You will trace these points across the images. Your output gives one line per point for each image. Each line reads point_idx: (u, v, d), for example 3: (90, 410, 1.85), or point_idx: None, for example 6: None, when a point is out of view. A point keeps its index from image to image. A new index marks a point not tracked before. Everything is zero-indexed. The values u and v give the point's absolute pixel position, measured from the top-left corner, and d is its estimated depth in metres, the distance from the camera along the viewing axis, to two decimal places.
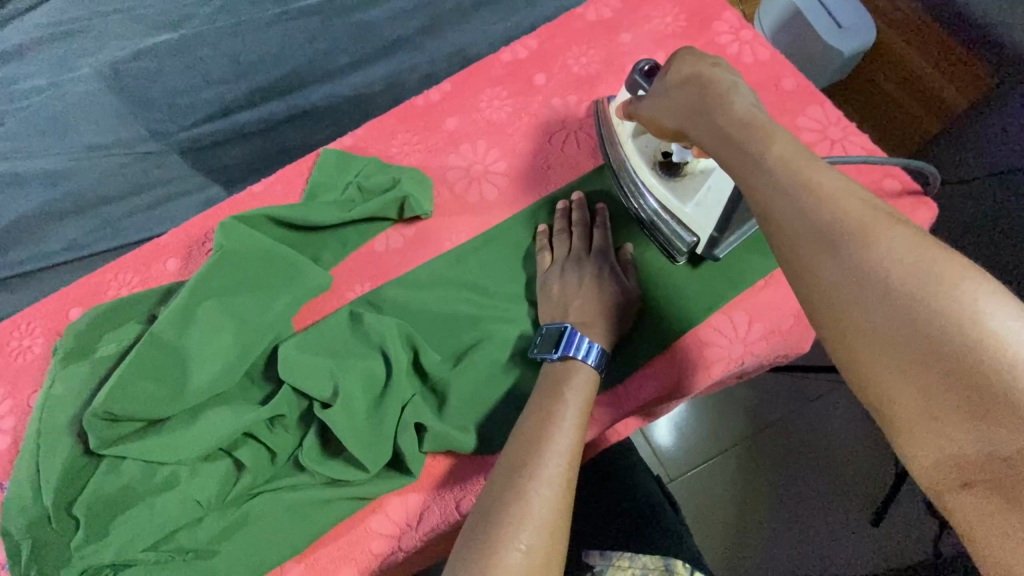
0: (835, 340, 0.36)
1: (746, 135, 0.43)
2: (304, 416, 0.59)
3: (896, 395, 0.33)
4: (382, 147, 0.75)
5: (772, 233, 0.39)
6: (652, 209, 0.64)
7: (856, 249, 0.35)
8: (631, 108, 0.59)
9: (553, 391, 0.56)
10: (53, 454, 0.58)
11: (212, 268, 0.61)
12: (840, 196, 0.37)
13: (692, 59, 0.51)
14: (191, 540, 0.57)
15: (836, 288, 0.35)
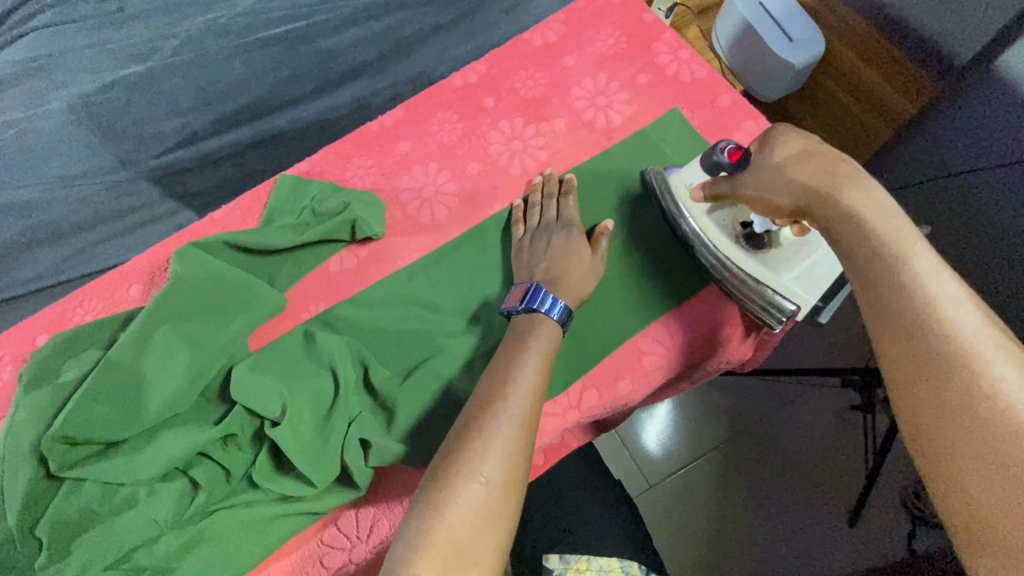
0: (918, 430, 0.41)
1: (881, 239, 0.47)
2: (257, 435, 0.62)
3: (979, 508, 0.37)
4: (338, 171, 0.78)
5: (889, 334, 0.44)
6: (747, 278, 0.65)
7: (964, 360, 0.40)
8: (725, 187, 0.61)
9: (519, 345, 0.60)
10: (16, 479, 0.60)
11: (166, 292, 0.63)
12: (964, 323, 0.42)
13: (806, 140, 0.55)
14: (149, 558, 0.59)
15: (942, 401, 0.40)
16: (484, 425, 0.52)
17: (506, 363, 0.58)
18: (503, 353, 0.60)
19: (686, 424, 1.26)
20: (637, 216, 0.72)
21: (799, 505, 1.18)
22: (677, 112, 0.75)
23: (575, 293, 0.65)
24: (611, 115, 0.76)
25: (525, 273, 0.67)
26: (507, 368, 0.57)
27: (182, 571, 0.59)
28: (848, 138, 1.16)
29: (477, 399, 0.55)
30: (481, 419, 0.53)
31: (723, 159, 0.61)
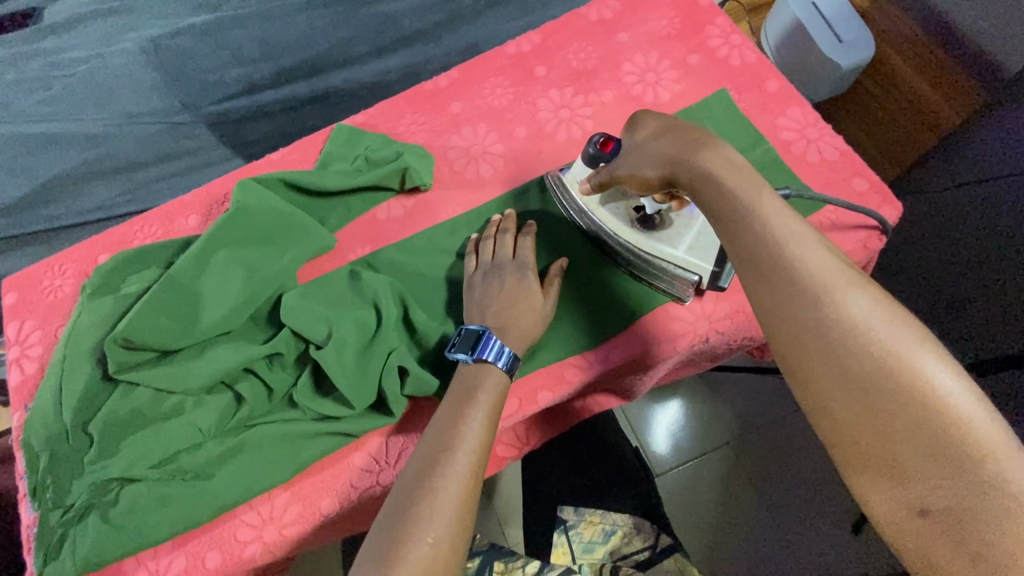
0: (808, 385, 0.43)
1: (739, 194, 0.49)
2: (301, 357, 0.65)
3: (864, 445, 0.40)
4: (391, 125, 0.81)
5: (770, 301, 0.46)
6: (650, 256, 0.67)
7: (827, 298, 0.43)
8: (604, 174, 0.63)
9: (468, 395, 0.58)
10: (76, 377, 0.65)
11: (228, 219, 0.68)
12: (825, 270, 0.45)
13: (664, 119, 0.59)
14: (190, 462, 0.63)
15: (826, 355, 0.42)
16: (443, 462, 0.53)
17: (455, 400, 0.58)
18: (455, 387, 0.60)
19: (698, 420, 1.33)
20: None
21: (804, 507, 1.23)
22: (725, 93, 0.76)
23: (524, 334, 0.64)
24: (659, 91, 0.78)
25: (473, 313, 0.66)
26: (459, 404, 0.58)
27: (220, 477, 0.62)
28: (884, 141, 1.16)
29: (430, 439, 0.56)
30: (424, 479, 0.52)
31: (597, 150, 0.65)
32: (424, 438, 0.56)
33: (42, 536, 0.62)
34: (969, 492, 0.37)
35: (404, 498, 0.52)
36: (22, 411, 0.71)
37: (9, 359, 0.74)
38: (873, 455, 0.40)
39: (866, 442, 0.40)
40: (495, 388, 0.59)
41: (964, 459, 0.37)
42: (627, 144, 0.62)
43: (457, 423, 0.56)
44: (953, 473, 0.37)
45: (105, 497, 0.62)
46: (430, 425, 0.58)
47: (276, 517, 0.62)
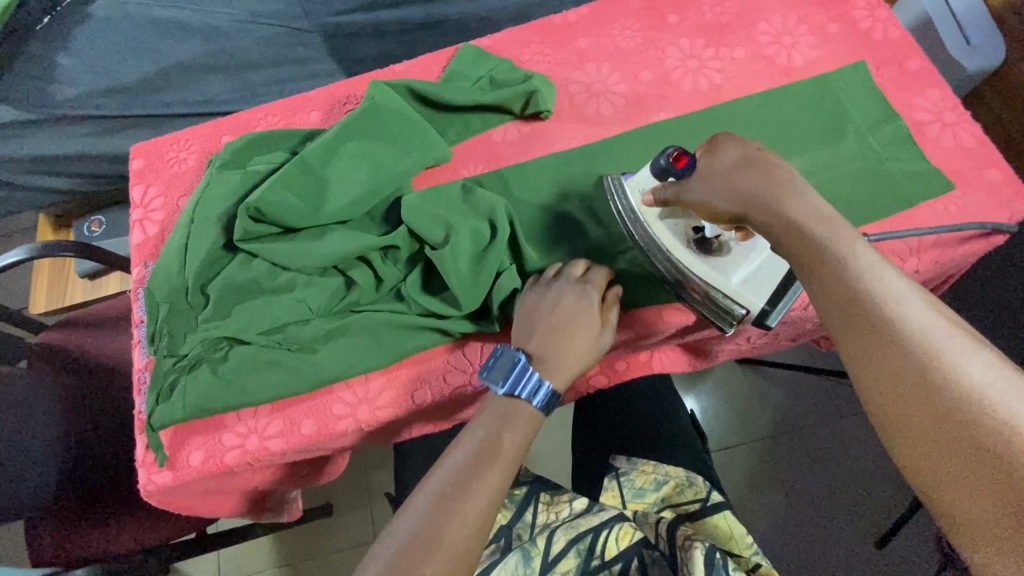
0: (901, 437, 0.38)
1: (821, 231, 0.45)
2: (413, 257, 0.68)
3: (968, 508, 0.34)
4: (516, 52, 0.82)
5: (854, 348, 0.41)
6: (703, 284, 0.63)
7: (909, 330, 0.39)
8: (671, 193, 0.58)
9: (490, 436, 0.55)
10: (202, 239, 0.68)
11: (360, 115, 0.70)
12: (917, 314, 0.39)
13: (746, 149, 0.53)
14: (297, 335, 0.66)
15: (920, 402, 0.37)
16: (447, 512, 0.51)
17: (475, 441, 0.55)
18: (483, 424, 0.57)
19: (738, 410, 1.35)
20: (809, 148, 0.71)
21: (831, 511, 1.25)
22: (864, 65, 0.74)
23: (573, 367, 0.60)
24: (794, 54, 0.77)
25: (523, 329, 0.62)
26: (480, 449, 0.55)
27: (323, 353, 0.66)
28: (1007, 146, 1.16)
29: (441, 482, 0.53)
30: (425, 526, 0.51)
31: (669, 164, 0.59)
32: (443, 463, 0.55)
33: (155, 379, 0.66)
34: None
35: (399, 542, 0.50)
36: (142, 268, 0.75)
37: (132, 219, 0.79)
38: (979, 519, 0.33)
39: (976, 508, 0.33)
40: (526, 425, 0.57)
41: None
42: (698, 164, 0.57)
43: (470, 471, 0.53)
44: None
45: (215, 353, 0.66)
46: (442, 461, 0.55)
47: (371, 397, 0.66)
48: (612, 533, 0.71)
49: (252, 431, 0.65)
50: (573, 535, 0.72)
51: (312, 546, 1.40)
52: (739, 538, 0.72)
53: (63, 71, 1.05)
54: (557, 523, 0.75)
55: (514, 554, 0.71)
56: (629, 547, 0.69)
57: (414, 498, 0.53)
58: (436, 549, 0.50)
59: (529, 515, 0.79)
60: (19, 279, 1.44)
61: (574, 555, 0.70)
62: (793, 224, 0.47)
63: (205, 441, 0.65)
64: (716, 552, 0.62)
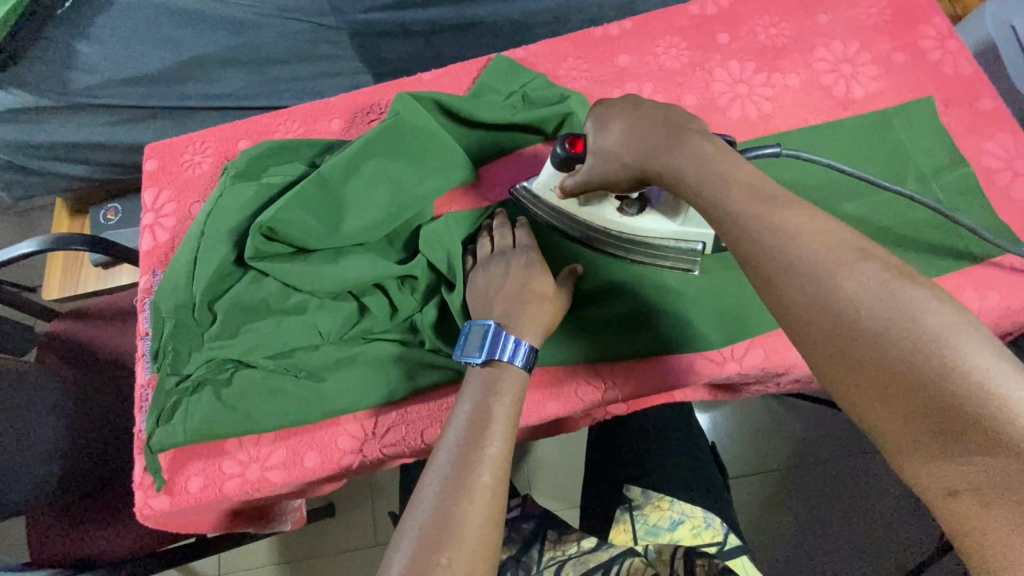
0: (818, 360, 0.39)
1: (704, 178, 0.46)
2: (431, 286, 0.65)
3: (881, 414, 0.36)
4: (551, 66, 0.77)
5: (764, 286, 0.42)
6: (647, 243, 0.63)
7: (811, 267, 0.40)
8: (574, 183, 0.56)
9: (472, 450, 0.50)
10: (212, 254, 0.65)
11: (383, 130, 0.66)
12: (807, 239, 0.40)
13: (629, 115, 0.52)
14: (306, 361, 0.63)
15: (828, 323, 0.38)
16: (442, 538, 0.46)
17: (454, 449, 0.51)
18: (460, 425, 0.52)
19: (756, 440, 1.30)
20: (867, 192, 0.65)
21: (847, 550, 1.20)
22: (931, 102, 0.68)
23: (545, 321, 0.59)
24: (853, 85, 0.71)
25: (483, 299, 0.60)
26: (464, 452, 0.50)
27: (332, 383, 0.62)
28: None
29: (429, 503, 0.48)
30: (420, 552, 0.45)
31: (566, 150, 0.56)
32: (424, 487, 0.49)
33: (157, 398, 0.63)
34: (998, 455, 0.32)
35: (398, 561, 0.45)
36: (150, 276, 0.72)
37: (143, 223, 0.76)
38: (891, 422, 0.36)
39: (889, 412, 0.36)
40: (504, 425, 0.52)
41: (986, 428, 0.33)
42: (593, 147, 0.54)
43: (458, 481, 0.48)
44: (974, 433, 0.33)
45: (220, 375, 0.63)
46: (423, 488, 0.49)
47: (379, 433, 0.62)
48: (623, 568, 0.67)
49: (254, 460, 0.62)
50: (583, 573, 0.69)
51: (310, 546, 1.39)
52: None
53: None
54: (565, 559, 0.72)
55: None
56: None
57: (404, 520, 0.48)
58: (441, 571, 0.44)
59: (533, 554, 0.75)
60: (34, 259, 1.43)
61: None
62: (679, 173, 0.47)
63: (205, 466, 0.62)
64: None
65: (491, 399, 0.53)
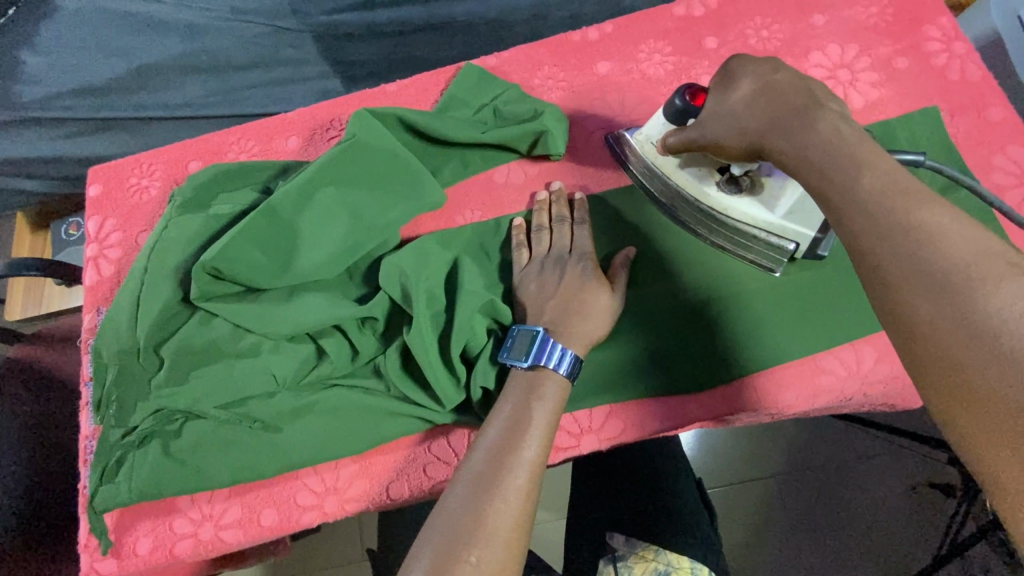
0: (935, 398, 0.31)
1: (831, 160, 0.38)
2: (393, 326, 0.59)
3: (1014, 484, 0.27)
4: (526, 76, 0.71)
5: (875, 290, 0.34)
6: (736, 228, 0.57)
7: (940, 265, 0.32)
8: (679, 137, 0.51)
9: (510, 446, 0.48)
10: (156, 294, 0.60)
11: (340, 154, 0.60)
12: (961, 243, 0.32)
13: (764, 77, 0.45)
14: (260, 411, 0.58)
15: (956, 350, 0.30)
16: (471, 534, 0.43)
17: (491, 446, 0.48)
18: (498, 428, 0.50)
19: (751, 448, 1.26)
20: None
21: (842, 563, 1.17)
22: (936, 112, 0.63)
23: (591, 335, 0.56)
24: (852, 94, 0.65)
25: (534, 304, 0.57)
26: (500, 451, 0.48)
27: (289, 434, 0.57)
28: None
29: (461, 500, 0.45)
30: (448, 546, 0.42)
31: (685, 102, 0.51)
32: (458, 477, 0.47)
33: (101, 453, 0.58)
34: None
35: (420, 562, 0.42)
36: (94, 314, 0.67)
37: (87, 255, 0.70)
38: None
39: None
40: (544, 427, 0.50)
41: None
42: (711, 107, 0.48)
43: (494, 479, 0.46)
44: None
45: (169, 426, 0.59)
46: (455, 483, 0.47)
47: (340, 488, 0.57)
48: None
49: (207, 518, 0.58)
50: None
51: None
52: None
53: (28, 69, 0.95)
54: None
55: None
56: None
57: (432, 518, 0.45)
58: (469, 570, 0.41)
59: None
60: None
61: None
62: (802, 152, 0.41)
63: (154, 526, 0.58)
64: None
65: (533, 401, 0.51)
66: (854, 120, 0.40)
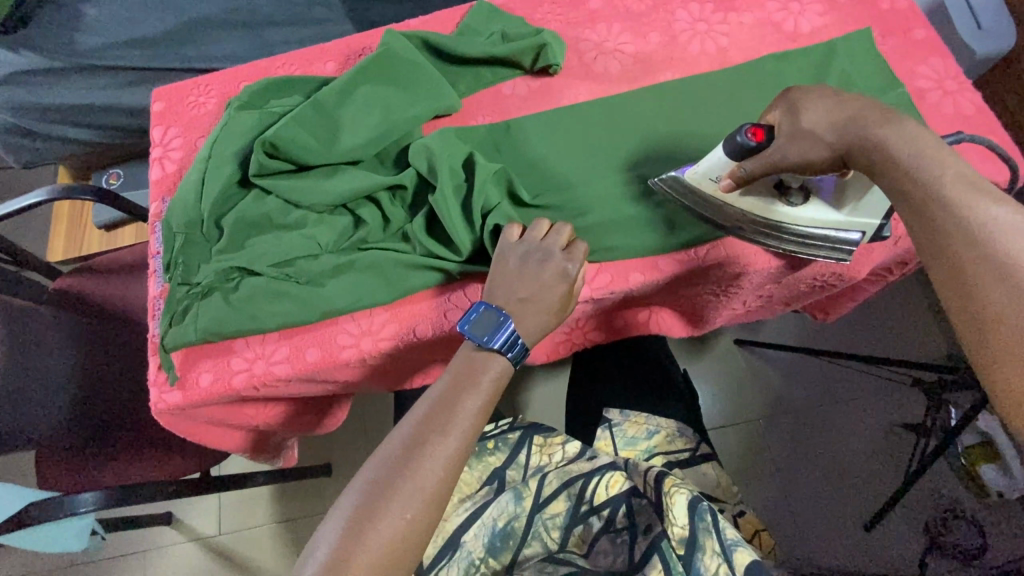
0: (926, 253, 0.49)
1: (849, 108, 0.56)
2: (418, 200, 0.71)
3: (960, 300, 0.46)
4: (528, 11, 0.84)
5: (886, 186, 0.53)
6: (806, 233, 0.63)
7: (919, 169, 0.50)
8: (759, 168, 0.57)
9: (466, 383, 0.59)
10: (219, 174, 0.71)
11: (375, 61, 0.74)
12: (928, 154, 0.51)
13: (825, 103, 0.56)
14: (306, 268, 0.68)
15: (936, 219, 0.48)
16: (443, 428, 0.56)
17: (457, 372, 0.60)
18: (450, 371, 0.61)
19: (737, 387, 1.36)
20: None
21: (824, 490, 1.26)
22: (870, 31, 0.76)
23: (547, 324, 0.64)
24: (800, 21, 0.79)
25: (510, 279, 0.63)
26: (453, 390, 0.59)
27: (331, 286, 0.68)
28: (1013, 131, 1.17)
29: (416, 421, 0.56)
30: (413, 454, 0.54)
31: (748, 138, 0.57)
32: (422, 401, 0.59)
33: (170, 304, 0.69)
34: None
35: (391, 462, 0.53)
36: (160, 203, 0.78)
37: (152, 158, 0.82)
38: (973, 306, 0.45)
39: (968, 300, 0.45)
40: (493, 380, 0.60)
41: None
42: (786, 134, 0.57)
43: (457, 400, 0.58)
44: None
45: (227, 283, 0.68)
46: (432, 389, 0.60)
47: (374, 331, 0.68)
48: (602, 479, 0.66)
49: (260, 356, 0.68)
50: (566, 480, 0.68)
51: (308, 504, 1.41)
52: (725, 485, 0.70)
53: (89, 22, 1.13)
54: (549, 467, 0.70)
55: (506, 494, 0.68)
56: (618, 495, 0.64)
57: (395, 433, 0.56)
58: (429, 468, 0.53)
59: (522, 458, 0.73)
60: (33, 229, 1.47)
61: (564, 498, 0.67)
62: (872, 154, 0.53)
63: (214, 364, 0.68)
64: (702, 498, 0.55)
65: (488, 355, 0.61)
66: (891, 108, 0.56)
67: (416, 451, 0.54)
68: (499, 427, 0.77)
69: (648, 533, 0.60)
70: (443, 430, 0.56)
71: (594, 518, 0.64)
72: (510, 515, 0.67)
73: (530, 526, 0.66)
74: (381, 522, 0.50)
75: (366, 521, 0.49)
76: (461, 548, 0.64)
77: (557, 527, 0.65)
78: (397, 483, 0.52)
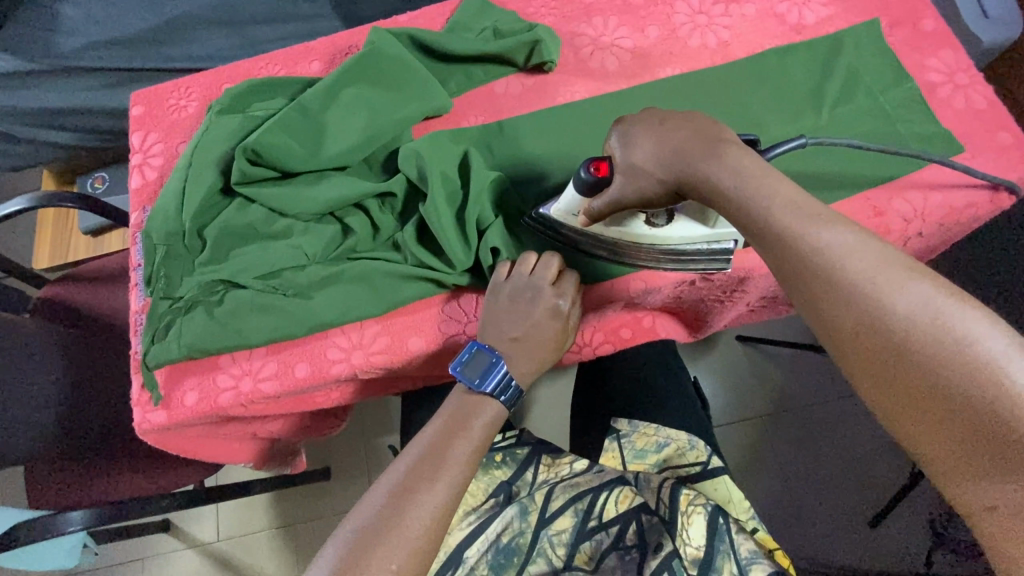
0: (788, 288, 0.46)
1: (671, 135, 0.53)
2: (409, 206, 0.68)
3: (834, 339, 0.43)
4: (521, 5, 0.80)
5: (732, 218, 0.50)
6: (681, 250, 0.62)
7: (750, 200, 0.48)
8: (602, 207, 0.57)
9: (459, 426, 0.59)
10: (200, 182, 0.68)
11: (361, 61, 0.70)
12: (754, 182, 0.48)
13: (652, 132, 0.54)
14: (293, 280, 0.65)
15: (786, 253, 0.46)
16: (433, 474, 0.54)
17: (448, 419, 0.60)
18: (442, 415, 0.61)
19: (738, 384, 1.34)
20: (817, 108, 0.69)
21: (829, 489, 1.24)
22: (878, 22, 0.73)
23: (543, 362, 0.65)
24: (805, 13, 0.75)
25: (500, 318, 0.63)
26: (445, 433, 0.58)
27: (319, 299, 0.65)
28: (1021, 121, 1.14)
29: (405, 466, 0.55)
30: (402, 500, 0.52)
31: (592, 175, 0.57)
32: (411, 446, 0.57)
33: (152, 319, 0.66)
34: (924, 367, 0.39)
35: (377, 512, 0.51)
36: (141, 213, 0.75)
37: (131, 165, 0.78)
38: (849, 346, 0.42)
39: (843, 338, 0.43)
40: (487, 423, 0.60)
41: (919, 349, 0.39)
42: (623, 169, 0.55)
43: (448, 445, 0.57)
44: (907, 355, 0.39)
45: (212, 296, 0.66)
46: (423, 433, 0.59)
47: (365, 343, 0.65)
48: (612, 495, 0.65)
49: (248, 373, 0.65)
50: (572, 495, 0.66)
51: (305, 510, 1.38)
52: (738, 501, 0.64)
53: (66, 21, 1.08)
54: (557, 482, 0.68)
55: (511, 508, 0.66)
56: (627, 511, 0.63)
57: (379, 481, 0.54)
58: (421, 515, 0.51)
59: (528, 475, 0.70)
60: (19, 235, 1.43)
61: (572, 513, 0.65)
62: (708, 186, 0.51)
63: (200, 382, 0.65)
64: (720, 515, 0.55)
65: (483, 400, 0.61)
66: (714, 128, 0.53)
67: (404, 497, 0.52)
68: (505, 440, 0.75)
69: (658, 551, 0.58)
70: (431, 477, 0.54)
71: (603, 534, 0.63)
72: (515, 531, 0.64)
73: (536, 542, 0.64)
74: (366, 573, 0.47)
75: (349, 574, 0.47)
76: (463, 565, 0.62)
77: (564, 543, 0.63)
78: (385, 533, 0.49)
